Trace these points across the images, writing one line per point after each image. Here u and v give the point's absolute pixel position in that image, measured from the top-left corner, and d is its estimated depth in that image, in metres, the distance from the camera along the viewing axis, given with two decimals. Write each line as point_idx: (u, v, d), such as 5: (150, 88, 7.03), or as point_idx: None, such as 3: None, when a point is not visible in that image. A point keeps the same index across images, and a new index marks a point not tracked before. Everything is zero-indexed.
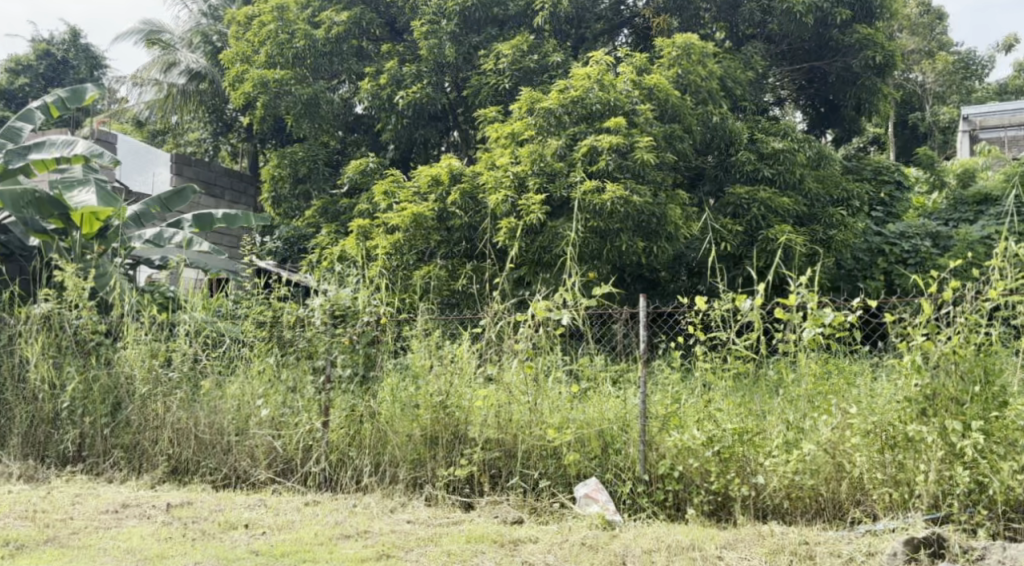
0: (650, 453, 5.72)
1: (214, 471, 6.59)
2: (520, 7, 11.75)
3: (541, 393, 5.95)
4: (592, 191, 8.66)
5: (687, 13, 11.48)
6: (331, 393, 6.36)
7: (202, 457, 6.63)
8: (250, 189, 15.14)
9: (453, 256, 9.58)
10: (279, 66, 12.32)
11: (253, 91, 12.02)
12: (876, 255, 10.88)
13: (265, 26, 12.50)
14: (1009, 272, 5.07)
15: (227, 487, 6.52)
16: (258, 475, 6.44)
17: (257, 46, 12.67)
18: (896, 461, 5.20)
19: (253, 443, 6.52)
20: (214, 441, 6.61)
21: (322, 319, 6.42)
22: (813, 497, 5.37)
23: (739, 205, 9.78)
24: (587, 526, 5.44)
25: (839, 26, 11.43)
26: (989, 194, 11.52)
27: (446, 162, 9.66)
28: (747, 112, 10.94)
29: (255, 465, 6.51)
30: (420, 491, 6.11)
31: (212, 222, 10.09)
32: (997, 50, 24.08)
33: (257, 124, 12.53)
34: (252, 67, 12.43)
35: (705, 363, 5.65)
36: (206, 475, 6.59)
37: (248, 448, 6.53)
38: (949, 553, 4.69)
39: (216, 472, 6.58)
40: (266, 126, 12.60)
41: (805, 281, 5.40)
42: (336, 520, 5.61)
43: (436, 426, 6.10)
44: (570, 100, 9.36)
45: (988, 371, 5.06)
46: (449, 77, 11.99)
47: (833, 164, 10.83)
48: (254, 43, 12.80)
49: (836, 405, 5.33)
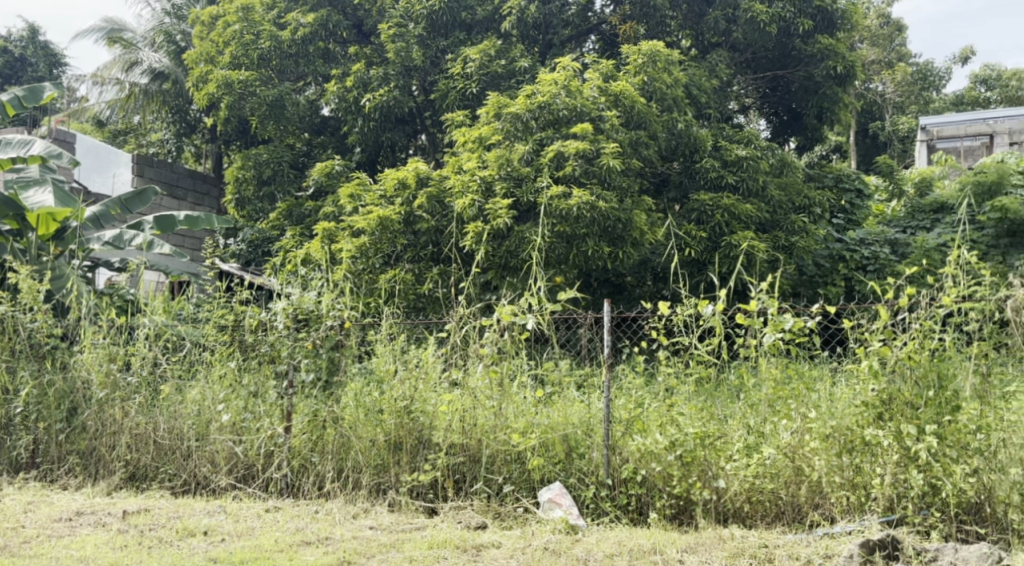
0: (613, 457, 5.76)
1: (173, 477, 6.53)
2: (487, 12, 11.85)
3: (506, 398, 5.94)
4: (559, 196, 8.71)
5: (652, 21, 11.55)
6: (293, 398, 6.34)
7: (161, 463, 6.58)
8: (214, 191, 15.05)
9: (420, 260, 9.56)
10: (243, 66, 12.29)
11: (217, 92, 11.97)
12: (837, 261, 10.96)
13: (230, 27, 12.45)
14: (961, 279, 5.15)
15: (187, 493, 6.46)
16: (218, 482, 6.38)
17: (221, 47, 12.55)
18: (853, 465, 5.27)
19: (213, 449, 6.46)
20: (173, 446, 6.56)
21: (284, 323, 6.37)
22: (774, 501, 5.43)
23: (703, 211, 9.86)
24: (550, 531, 5.45)
25: (801, 36, 11.57)
26: (945, 203, 11.74)
27: (412, 165, 9.61)
28: (711, 119, 11.03)
29: (215, 471, 6.45)
30: (383, 497, 6.08)
31: (174, 224, 9.76)
32: (954, 62, 24.52)
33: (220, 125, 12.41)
34: (216, 68, 12.32)
35: (668, 368, 5.68)
36: (165, 481, 6.53)
37: (208, 454, 6.47)
38: (902, 555, 4.78)
39: (175, 478, 6.52)
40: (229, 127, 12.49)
41: (765, 287, 5.47)
42: (297, 527, 5.58)
43: (400, 431, 6.09)
44: (537, 105, 9.39)
45: (941, 376, 5.13)
46: (416, 80, 11.95)
47: (796, 171, 10.91)
48: (217, 43, 12.67)
49: (795, 409, 5.40)
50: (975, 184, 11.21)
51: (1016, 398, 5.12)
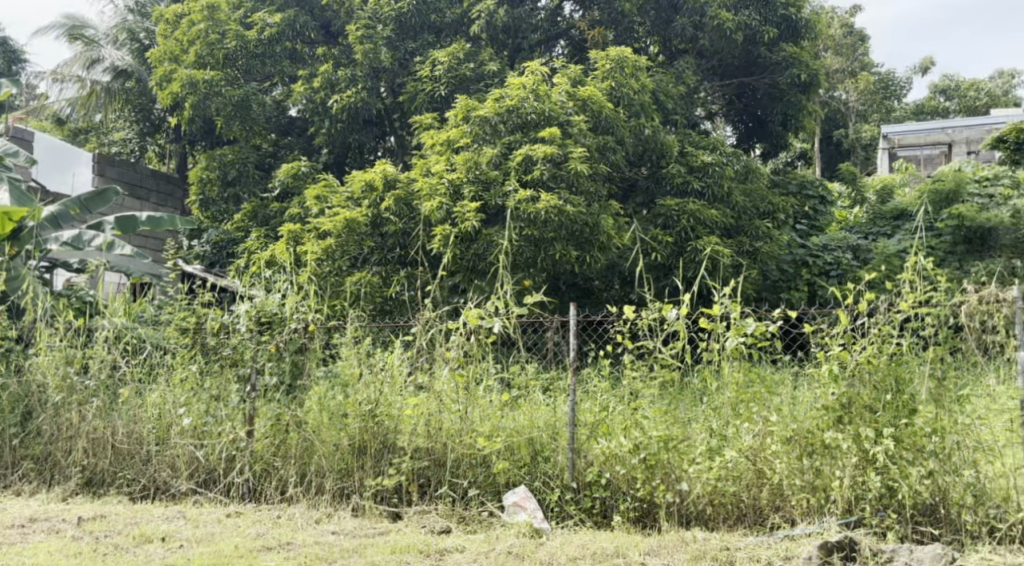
0: (578, 460, 5.79)
1: (132, 482, 6.46)
2: (456, 14, 11.85)
3: (471, 401, 5.95)
4: (526, 200, 8.76)
5: (620, 27, 11.61)
6: (256, 402, 6.31)
7: (119, 468, 6.49)
8: (178, 191, 14.94)
9: (387, 262, 9.59)
10: (208, 66, 12.14)
11: (180, 92, 11.70)
12: (800, 266, 11.08)
13: (194, 26, 12.25)
14: (918, 285, 5.24)
15: (146, 499, 6.38)
16: (179, 486, 6.32)
17: (186, 46, 12.37)
18: (813, 468, 5.33)
19: (174, 453, 6.41)
20: (132, 451, 6.48)
21: (247, 325, 6.41)
22: (735, 504, 5.48)
23: (669, 216, 9.91)
24: (515, 535, 5.46)
25: (766, 44, 11.71)
26: (905, 210, 11.92)
27: (380, 167, 9.51)
28: (678, 125, 11.11)
29: (176, 475, 6.39)
30: (346, 501, 6.06)
31: (136, 225, 9.66)
32: (914, 72, 24.93)
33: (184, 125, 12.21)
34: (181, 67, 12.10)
35: (632, 372, 5.72)
36: (123, 487, 6.45)
37: (169, 458, 6.42)
38: (859, 556, 4.84)
39: (134, 483, 6.45)
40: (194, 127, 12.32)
41: (727, 291, 5.54)
42: (257, 532, 5.55)
43: (364, 435, 6.07)
44: (505, 109, 9.39)
45: (898, 380, 5.20)
46: (384, 82, 11.92)
47: (760, 177, 11.02)
48: (182, 42, 12.46)
49: (757, 413, 5.44)
50: (933, 192, 11.41)
51: (969, 401, 5.14)
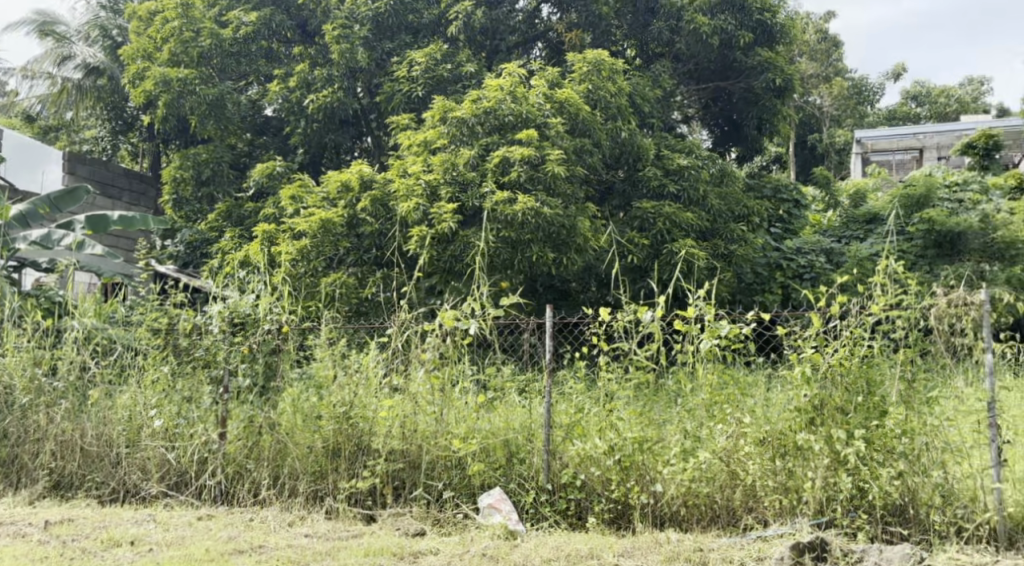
0: (553, 462, 5.80)
1: (101, 485, 6.40)
2: (434, 15, 11.84)
3: (446, 403, 5.95)
4: (503, 202, 8.75)
5: (598, 30, 11.63)
6: (229, 404, 6.28)
7: (88, 471, 6.44)
8: (151, 190, 14.84)
9: (363, 263, 9.56)
10: (182, 64, 11.96)
11: (154, 90, 11.52)
12: (774, 269, 11.17)
13: (168, 23, 12.03)
14: (889, 288, 5.30)
15: (115, 502, 6.33)
16: (149, 489, 6.28)
17: (160, 43, 12.21)
18: (786, 469, 5.37)
19: (144, 456, 6.36)
20: (102, 453, 6.43)
21: (220, 327, 6.37)
22: (709, 505, 5.52)
23: (645, 219, 9.96)
24: (489, 537, 5.47)
25: (741, 49, 11.78)
26: (878, 214, 12.06)
27: (356, 168, 9.50)
28: (654, 128, 11.16)
29: (146, 478, 6.35)
30: (320, 504, 6.04)
31: (107, 224, 9.47)
32: (887, 78, 25.20)
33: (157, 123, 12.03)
34: (154, 65, 11.92)
35: (608, 373, 5.74)
36: (92, 490, 6.39)
37: (139, 461, 6.37)
38: (830, 556, 4.90)
39: (103, 486, 6.39)
40: (167, 126, 12.20)
41: (702, 294, 5.58)
42: (228, 535, 5.52)
43: (339, 438, 6.05)
44: (482, 110, 9.39)
45: (870, 382, 5.26)
46: (361, 82, 11.89)
47: (735, 181, 11.11)
48: (155, 39, 12.32)
49: (730, 414, 5.48)
50: (905, 197, 11.54)
51: (937, 403, 5.20)
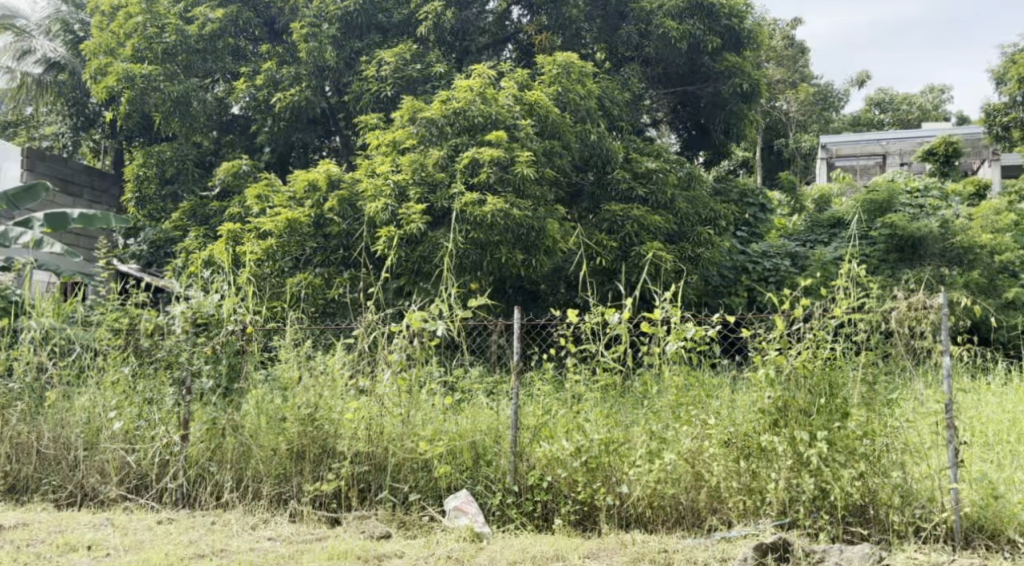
0: (520, 463, 5.80)
1: (57, 489, 6.32)
2: (404, 15, 11.81)
3: (413, 405, 5.95)
4: (473, 203, 8.75)
5: (568, 32, 11.53)
6: (191, 406, 6.22)
7: (44, 474, 6.37)
8: (113, 189, 14.69)
9: (330, 264, 9.51)
10: (146, 60, 11.83)
11: (117, 86, 11.41)
12: (740, 272, 11.27)
13: (131, 19, 11.92)
14: (851, 292, 5.39)
15: (73, 505, 6.26)
16: (108, 492, 6.21)
17: (123, 39, 12.06)
18: (750, 470, 5.41)
19: (103, 458, 6.29)
20: (59, 456, 6.36)
21: (182, 327, 6.26)
22: (674, 506, 5.55)
23: (614, 221, 10.00)
24: (455, 539, 5.46)
25: (709, 54, 11.89)
26: (842, 218, 12.20)
27: (324, 167, 9.48)
28: (623, 131, 11.19)
29: (105, 481, 6.28)
30: (284, 507, 6.00)
31: (67, 222, 9.07)
32: (851, 85, 25.51)
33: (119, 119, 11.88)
34: (117, 61, 11.76)
35: (575, 375, 5.77)
36: (48, 493, 6.31)
37: (97, 464, 6.30)
38: (792, 557, 4.95)
39: (60, 490, 6.31)
40: (130, 122, 12.05)
41: (668, 296, 5.62)
42: (190, 539, 5.48)
43: (303, 440, 6.01)
44: (452, 111, 9.38)
45: (832, 384, 5.31)
46: (329, 81, 11.84)
47: (702, 185, 11.28)
48: (119, 35, 12.17)
49: (696, 416, 5.52)
50: (868, 202, 11.66)
51: (897, 404, 5.28)
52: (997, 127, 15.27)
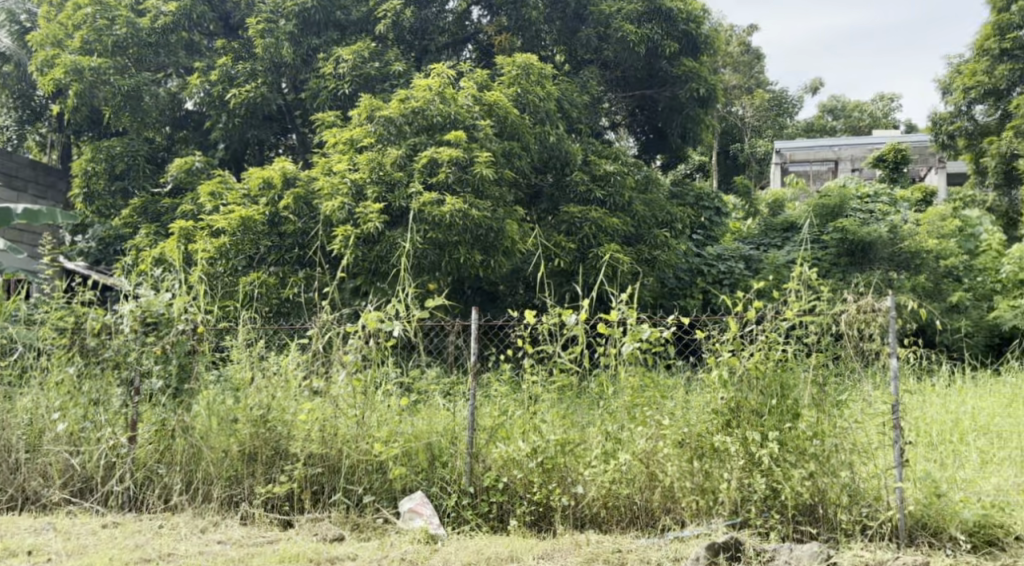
0: (476, 465, 5.81)
1: None
2: (362, 13, 11.75)
3: (369, 406, 5.93)
4: (431, 202, 8.72)
5: (527, 34, 11.56)
6: (139, 408, 6.15)
7: None
8: (60, 183, 14.42)
9: (285, 263, 9.44)
10: (95, 53, 11.63)
11: (64, 78, 11.24)
12: (695, 275, 11.38)
13: (81, 10, 11.71)
14: (803, 294, 5.47)
15: (14, 509, 6.14)
16: (51, 496, 6.11)
17: (72, 31, 11.85)
18: (703, 470, 5.47)
19: (46, 461, 6.19)
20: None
21: (130, 326, 6.16)
22: (628, 506, 5.60)
23: (573, 223, 10.04)
24: (409, 542, 5.45)
25: (667, 58, 11.98)
26: (795, 222, 12.37)
27: (279, 165, 9.41)
28: (582, 133, 11.25)
29: (47, 484, 6.18)
30: (235, 509, 5.95)
31: (10, 218, 8.31)
32: (805, 91, 25.89)
33: (67, 113, 11.65)
34: (65, 53, 11.54)
35: (532, 376, 5.79)
36: None
37: (40, 466, 6.20)
38: (744, 556, 5.02)
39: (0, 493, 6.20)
40: (78, 116, 11.82)
41: (625, 298, 5.66)
42: (136, 543, 5.42)
43: (255, 442, 5.97)
44: (410, 110, 9.35)
45: (783, 386, 5.40)
46: (286, 78, 11.75)
47: (659, 188, 11.39)
48: (67, 26, 11.94)
49: (650, 417, 5.57)
50: (821, 206, 11.84)
51: (847, 405, 5.37)
52: (943, 136, 15.58)
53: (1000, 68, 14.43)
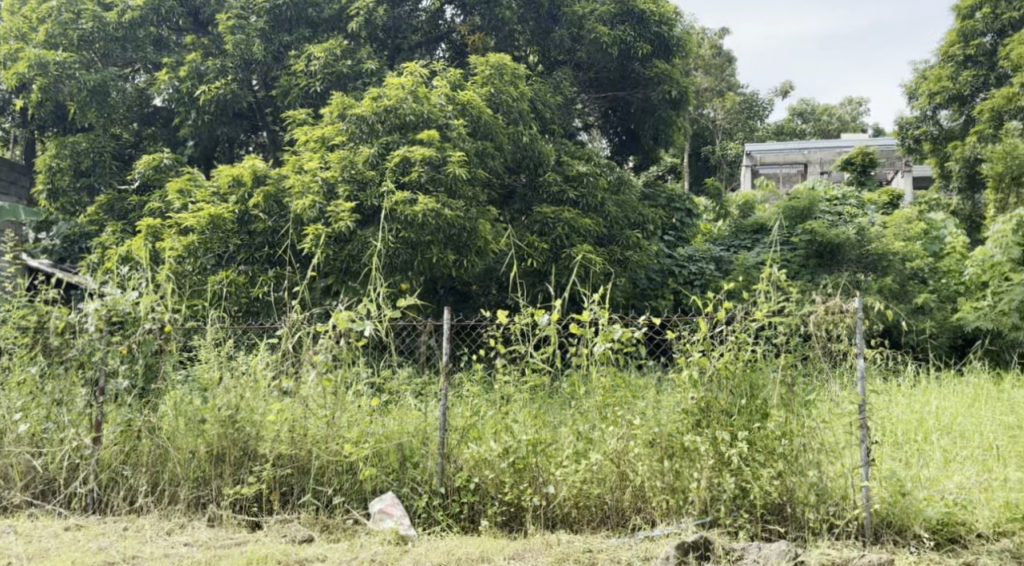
0: (447, 465, 5.81)
1: None
2: (334, 10, 11.70)
3: (339, 406, 5.91)
4: (404, 202, 8.70)
5: (501, 34, 11.59)
6: (104, 409, 6.09)
7: None
8: (23, 179, 14.23)
9: (254, 262, 9.39)
10: (59, 47, 11.49)
11: (28, 72, 11.09)
12: (667, 276, 11.43)
13: (46, 3, 11.58)
14: (772, 295, 5.52)
15: None
16: (12, 498, 6.03)
17: (36, 24, 11.70)
18: (673, 470, 5.51)
19: (7, 462, 6.12)
20: None
21: (96, 325, 6.09)
22: (599, 505, 5.63)
23: (545, 223, 10.07)
24: (379, 542, 5.45)
25: (640, 59, 12.04)
26: (765, 224, 12.48)
27: (249, 163, 9.36)
28: (555, 134, 11.27)
29: (9, 487, 6.10)
30: (203, 511, 5.91)
31: None
32: (776, 95, 26.14)
33: (31, 107, 11.49)
34: (29, 47, 11.40)
35: (504, 376, 5.80)
36: None
37: (1, 468, 6.13)
38: (713, 555, 5.06)
39: None
40: (42, 111, 11.67)
41: (597, 298, 5.69)
42: (99, 546, 5.38)
43: (224, 442, 5.94)
44: (383, 108, 9.31)
45: (752, 386, 5.45)
46: (257, 75, 11.70)
47: (632, 189, 11.46)
48: (31, 20, 11.79)
49: (622, 416, 5.60)
50: (790, 208, 11.96)
51: (815, 405, 5.42)
52: (909, 140, 15.79)
53: (964, 74, 14.68)
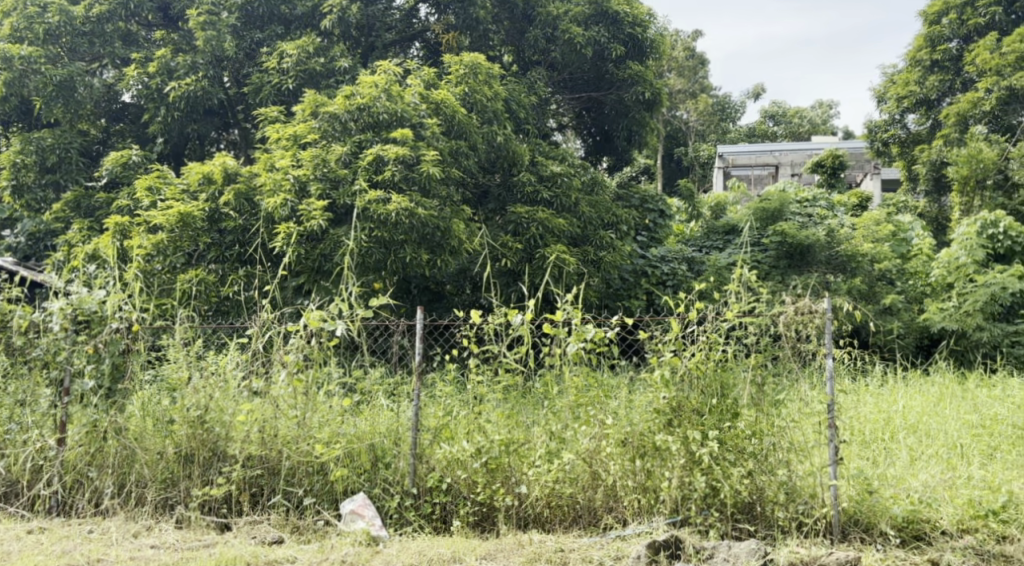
0: (419, 465, 5.81)
1: None
2: (307, 8, 11.63)
3: (310, 407, 5.88)
4: (377, 201, 8.67)
5: (475, 33, 11.59)
6: (69, 410, 6.03)
7: None
8: None
9: (224, 261, 9.33)
10: (25, 40, 11.36)
11: None
12: (640, 276, 11.47)
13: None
14: (743, 296, 5.56)
15: None
16: None
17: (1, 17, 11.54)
18: (644, 469, 5.55)
19: None
20: None
21: (61, 324, 6.02)
22: (571, 505, 5.64)
23: (519, 223, 10.08)
24: (350, 543, 5.43)
25: (613, 60, 12.08)
26: (736, 225, 12.57)
27: (219, 160, 9.36)
28: (529, 134, 11.28)
29: None
30: (171, 513, 5.86)
31: None
32: (748, 97, 26.32)
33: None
34: None
35: (477, 376, 5.80)
36: None
37: None
38: (683, 553, 5.10)
39: None
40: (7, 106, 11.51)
41: (570, 298, 5.69)
42: (64, 550, 5.33)
43: (192, 443, 5.89)
44: (356, 107, 9.28)
45: (723, 386, 5.49)
46: (228, 72, 11.60)
47: (605, 190, 11.49)
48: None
49: (594, 416, 5.63)
50: (761, 210, 12.06)
51: (785, 405, 5.48)
52: (878, 143, 15.96)
53: (932, 78, 14.85)
